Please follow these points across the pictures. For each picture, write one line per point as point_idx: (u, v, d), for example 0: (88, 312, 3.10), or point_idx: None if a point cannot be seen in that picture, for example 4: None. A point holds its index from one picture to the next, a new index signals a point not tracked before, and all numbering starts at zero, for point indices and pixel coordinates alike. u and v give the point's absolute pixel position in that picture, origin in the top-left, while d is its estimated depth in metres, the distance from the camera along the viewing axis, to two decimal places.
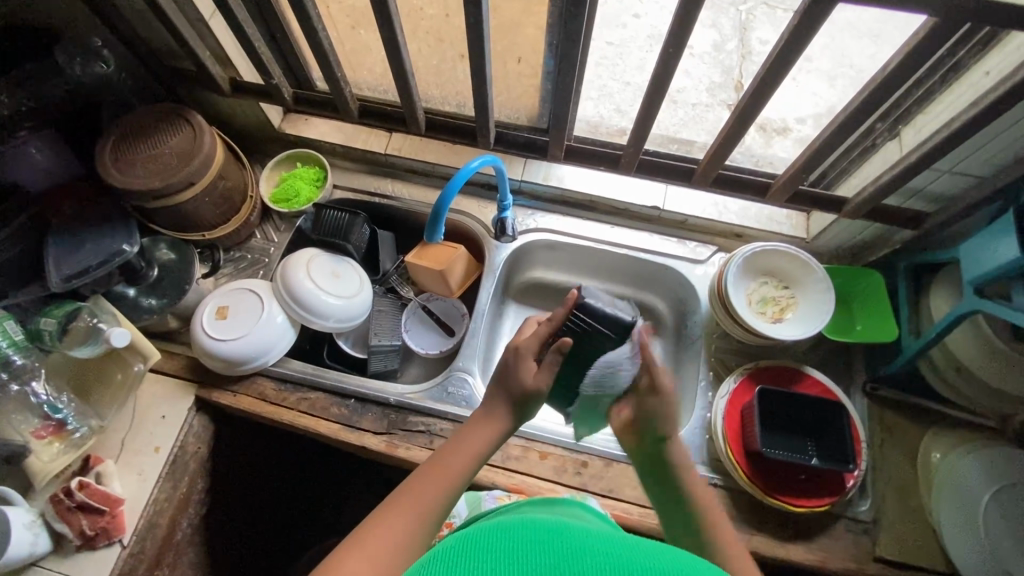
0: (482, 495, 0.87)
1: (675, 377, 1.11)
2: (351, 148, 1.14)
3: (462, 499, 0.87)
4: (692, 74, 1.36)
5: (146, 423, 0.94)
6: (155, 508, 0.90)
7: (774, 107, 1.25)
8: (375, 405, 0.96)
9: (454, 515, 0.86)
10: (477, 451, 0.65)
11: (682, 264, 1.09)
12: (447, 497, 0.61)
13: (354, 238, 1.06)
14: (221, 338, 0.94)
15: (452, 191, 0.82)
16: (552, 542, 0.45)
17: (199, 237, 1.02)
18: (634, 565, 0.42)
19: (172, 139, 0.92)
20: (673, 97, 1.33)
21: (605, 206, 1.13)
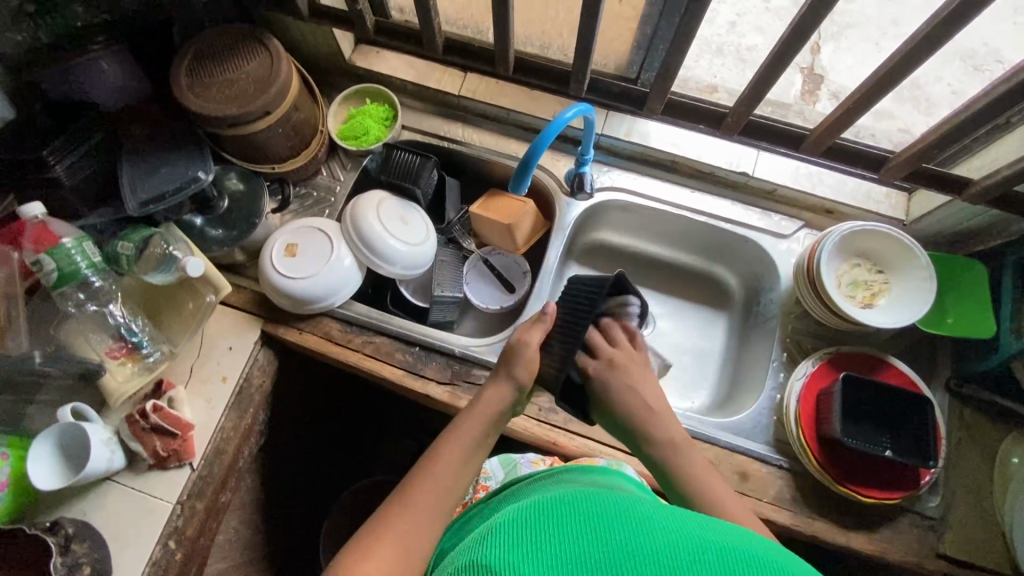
0: (518, 460, 0.92)
1: (740, 353, 1.08)
2: (422, 87, 1.09)
3: (497, 461, 0.92)
4: (768, 32, 1.14)
5: (214, 352, 0.94)
6: (222, 435, 0.92)
7: (847, 72, 1.13)
8: (439, 355, 0.95)
9: (490, 477, 0.90)
10: (498, 405, 0.73)
11: (765, 237, 1.03)
12: (480, 443, 0.70)
13: (423, 182, 1.03)
14: (290, 275, 0.93)
15: (547, 140, 0.78)
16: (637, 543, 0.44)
17: (269, 170, 0.99)
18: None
19: (250, 64, 0.88)
20: (740, 55, 1.16)
21: (687, 168, 1.06)
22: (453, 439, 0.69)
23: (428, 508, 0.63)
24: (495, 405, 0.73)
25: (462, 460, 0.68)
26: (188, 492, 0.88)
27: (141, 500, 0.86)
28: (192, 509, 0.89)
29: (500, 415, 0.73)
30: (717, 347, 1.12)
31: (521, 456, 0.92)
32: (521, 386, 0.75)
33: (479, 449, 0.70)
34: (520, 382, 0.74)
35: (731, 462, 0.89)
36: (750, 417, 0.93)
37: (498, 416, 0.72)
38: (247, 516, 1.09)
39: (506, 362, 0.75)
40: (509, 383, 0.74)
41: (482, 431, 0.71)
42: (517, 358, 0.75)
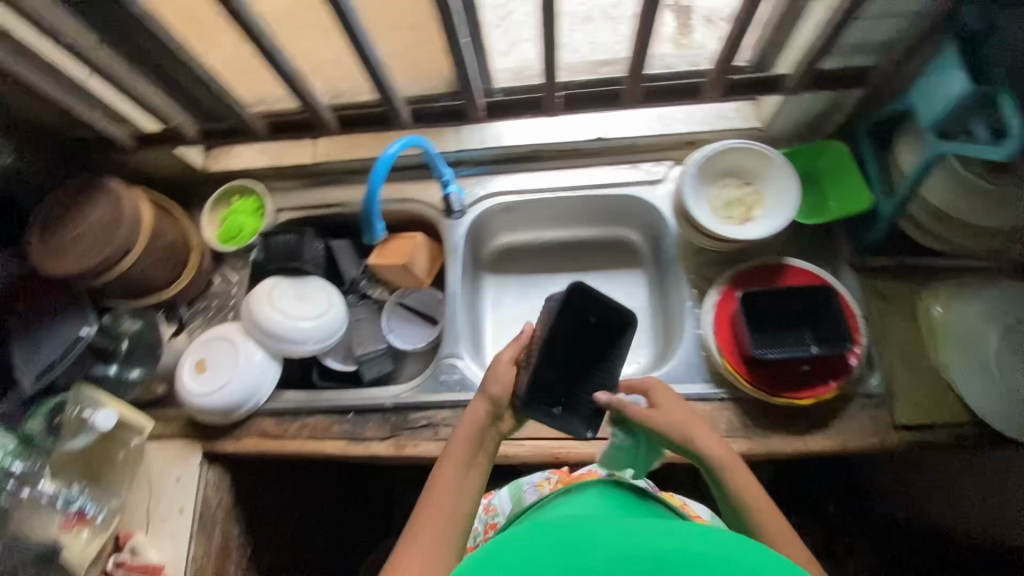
0: (523, 488, 0.92)
1: (665, 303, 1.10)
2: (281, 167, 1.11)
3: (505, 494, 0.93)
4: None
5: (164, 487, 0.95)
6: (197, 564, 0.92)
7: None
8: (374, 412, 0.96)
9: (498, 513, 0.91)
10: (481, 419, 0.76)
11: (642, 189, 1.05)
12: (474, 458, 0.74)
13: (307, 255, 1.05)
14: (207, 390, 0.94)
15: (377, 182, 0.79)
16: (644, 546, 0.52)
17: (158, 298, 1.00)
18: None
19: (96, 211, 0.89)
20: None
21: (549, 152, 1.08)
22: (450, 456, 0.74)
23: (439, 533, 0.66)
24: (480, 419, 0.76)
25: (462, 476, 0.72)
26: None
27: None
28: None
29: (486, 427, 0.76)
30: (643, 305, 1.14)
31: (525, 482, 0.92)
32: (496, 399, 0.77)
33: (478, 462, 0.74)
34: (493, 398, 0.77)
35: None
36: (682, 361, 0.94)
37: (485, 430, 0.76)
38: None
39: (482, 382, 0.79)
40: (483, 403, 0.77)
41: (473, 451, 0.74)
42: (493, 377, 0.78)
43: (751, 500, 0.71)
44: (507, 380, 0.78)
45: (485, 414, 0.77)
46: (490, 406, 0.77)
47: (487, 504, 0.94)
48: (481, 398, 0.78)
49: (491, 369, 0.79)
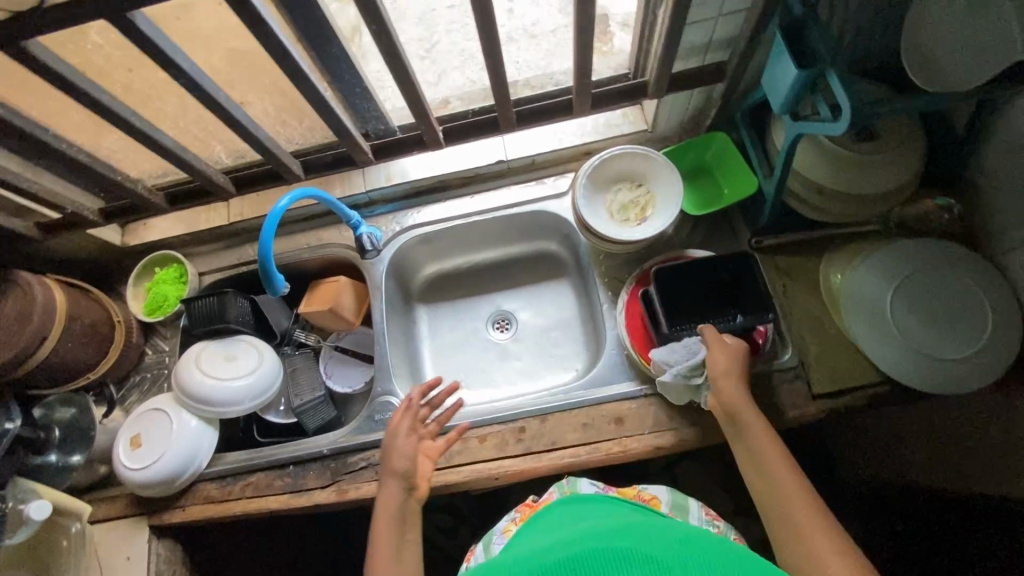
0: (492, 534, 0.92)
1: (591, 308, 1.13)
2: (198, 232, 1.13)
3: (478, 546, 0.92)
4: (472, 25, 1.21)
5: (115, 569, 0.95)
6: None
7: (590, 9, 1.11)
8: (313, 461, 0.97)
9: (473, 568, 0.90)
10: (398, 494, 0.83)
11: (548, 203, 1.09)
12: (402, 527, 0.80)
13: (232, 314, 1.05)
14: (142, 466, 0.94)
15: (269, 238, 0.81)
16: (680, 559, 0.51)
17: (88, 380, 1.01)
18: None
19: (6, 306, 0.90)
20: None
21: (456, 180, 1.11)
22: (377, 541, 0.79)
23: None
24: (393, 499, 0.82)
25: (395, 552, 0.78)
26: None
27: None
28: None
29: (402, 500, 0.82)
30: (573, 313, 1.16)
31: (493, 530, 0.91)
32: (407, 478, 0.84)
33: (407, 536, 0.80)
34: (401, 473, 0.84)
35: (603, 413, 0.92)
36: (605, 364, 0.97)
37: (401, 503, 0.82)
38: None
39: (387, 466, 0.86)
40: (394, 482, 0.84)
41: (396, 528, 0.80)
42: (393, 453, 0.86)
43: (788, 493, 0.70)
44: (406, 451, 0.87)
45: (397, 489, 0.83)
46: (400, 480, 0.84)
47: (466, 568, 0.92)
48: (389, 478, 0.84)
49: (390, 433, 0.89)
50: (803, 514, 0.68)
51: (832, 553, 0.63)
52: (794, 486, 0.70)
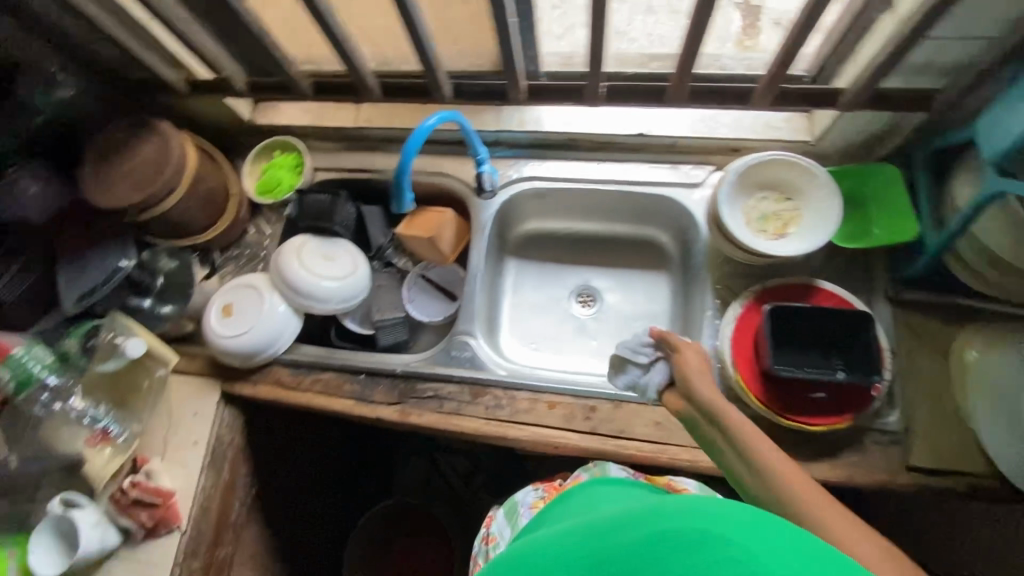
0: (518, 503, 0.92)
1: (686, 309, 1.09)
2: (323, 127, 1.13)
3: (503, 513, 0.93)
4: None
5: (182, 420, 1.00)
6: (204, 496, 0.98)
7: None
8: (384, 377, 0.99)
9: (497, 541, 0.90)
10: None
11: (678, 190, 1.03)
12: None
13: (339, 217, 1.06)
14: (230, 334, 0.98)
15: (410, 154, 0.80)
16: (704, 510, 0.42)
17: (196, 241, 1.04)
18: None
19: (144, 150, 0.93)
20: None
21: (588, 142, 1.06)
22: None
23: None
24: None
25: None
26: (182, 554, 0.94)
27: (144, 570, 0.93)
28: (189, 569, 0.95)
29: None
30: (663, 308, 1.12)
31: (519, 499, 0.92)
32: None
33: None
34: None
35: (679, 419, 0.89)
36: None
37: None
38: (259, 564, 1.15)
39: None
40: None
41: None
42: None
43: (783, 479, 0.58)
44: None
45: None
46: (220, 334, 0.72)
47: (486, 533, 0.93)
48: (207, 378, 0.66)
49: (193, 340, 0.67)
50: (806, 500, 0.55)
51: (860, 539, 0.51)
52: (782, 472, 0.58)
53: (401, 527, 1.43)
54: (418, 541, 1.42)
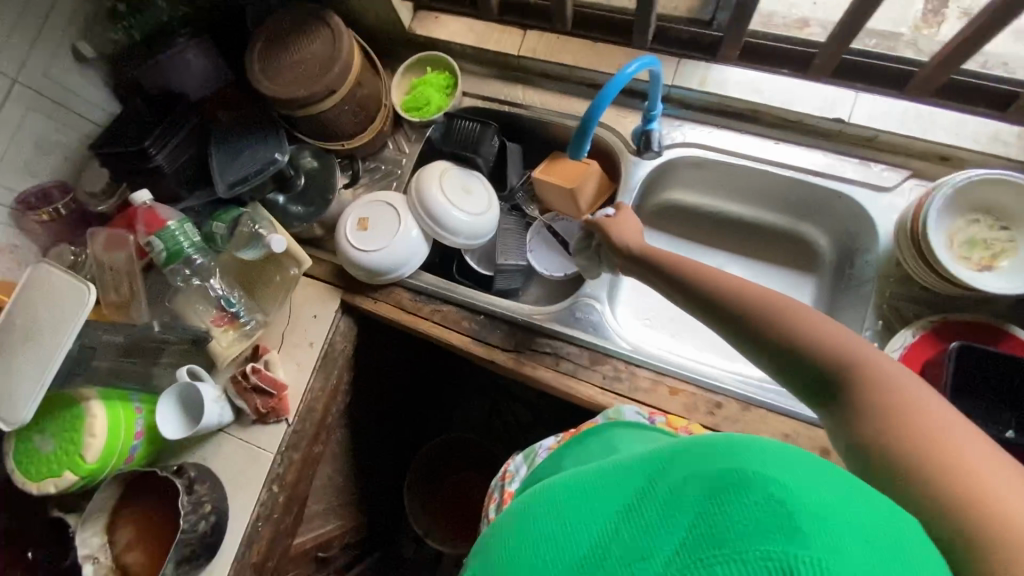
0: (537, 447, 0.79)
1: (827, 319, 1.00)
2: (482, 50, 1.06)
3: (518, 458, 0.80)
4: None
5: (301, 320, 1.03)
6: (312, 395, 1.01)
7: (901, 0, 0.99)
8: (503, 323, 0.97)
9: (514, 481, 0.77)
10: None
11: (861, 190, 0.92)
12: None
13: (484, 150, 1.03)
14: (362, 249, 0.98)
15: (606, 100, 0.74)
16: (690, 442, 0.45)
17: (339, 147, 1.03)
18: (866, 515, 0.33)
19: (314, 44, 0.90)
20: None
21: (771, 118, 0.96)
22: None
23: None
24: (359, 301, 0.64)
25: None
26: (286, 444, 0.99)
27: (250, 451, 0.99)
28: (290, 458, 1.00)
29: None
30: None
31: (540, 441, 0.80)
32: None
33: None
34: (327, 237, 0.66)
35: (812, 437, 0.84)
36: None
37: None
38: (339, 465, 1.21)
39: None
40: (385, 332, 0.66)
41: None
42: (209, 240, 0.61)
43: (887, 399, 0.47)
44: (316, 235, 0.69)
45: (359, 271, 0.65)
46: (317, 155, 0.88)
47: (502, 473, 0.80)
48: None
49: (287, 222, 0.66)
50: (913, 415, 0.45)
51: (985, 475, 0.40)
52: (876, 379, 0.49)
53: (461, 455, 1.48)
54: (474, 477, 1.46)
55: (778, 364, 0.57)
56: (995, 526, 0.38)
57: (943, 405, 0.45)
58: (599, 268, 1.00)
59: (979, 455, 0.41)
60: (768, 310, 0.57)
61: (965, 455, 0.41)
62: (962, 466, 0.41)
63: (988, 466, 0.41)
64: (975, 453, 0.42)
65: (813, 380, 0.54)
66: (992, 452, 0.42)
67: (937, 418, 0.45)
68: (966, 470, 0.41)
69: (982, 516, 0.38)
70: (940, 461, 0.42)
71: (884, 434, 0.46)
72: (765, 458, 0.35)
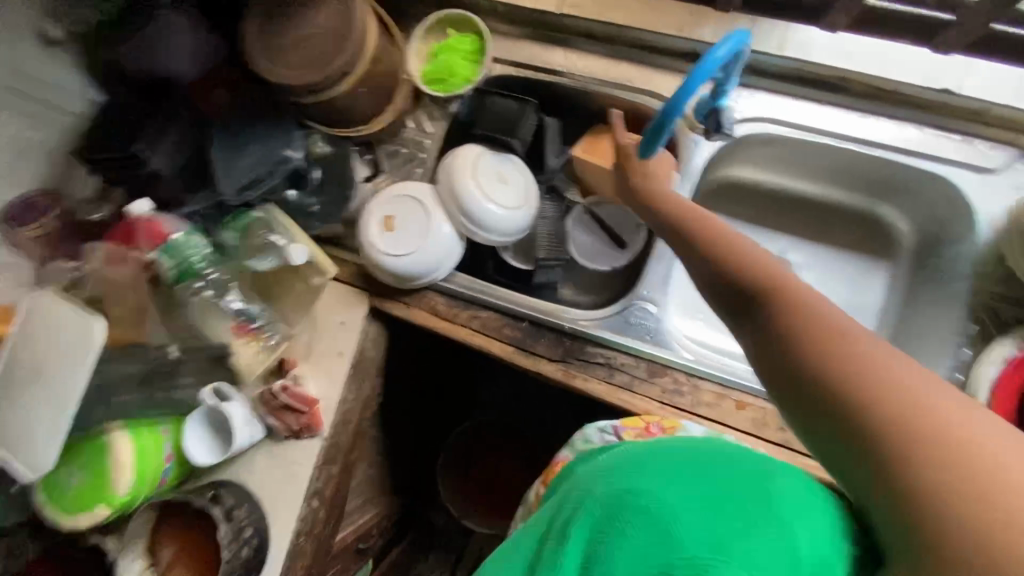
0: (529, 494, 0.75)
1: (905, 314, 0.90)
2: (515, 8, 0.91)
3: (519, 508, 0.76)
4: None
5: (327, 328, 0.94)
6: (345, 407, 0.94)
7: None
8: (550, 330, 0.89)
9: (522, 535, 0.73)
10: None
11: (963, 172, 0.80)
12: None
13: (522, 131, 0.90)
14: (390, 252, 0.87)
15: (688, 91, 0.61)
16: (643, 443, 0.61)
17: (353, 133, 0.90)
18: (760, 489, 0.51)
19: (322, 19, 0.75)
20: None
21: (862, 87, 0.82)
22: None
23: None
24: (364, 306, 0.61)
25: None
26: (323, 458, 0.93)
27: (285, 467, 0.93)
28: (327, 473, 0.95)
29: None
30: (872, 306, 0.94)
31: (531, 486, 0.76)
32: None
33: None
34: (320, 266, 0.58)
35: None
36: None
37: None
38: (372, 464, 1.17)
39: None
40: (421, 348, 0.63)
41: None
42: None
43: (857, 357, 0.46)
44: None
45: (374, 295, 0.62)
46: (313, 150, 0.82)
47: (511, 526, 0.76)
48: None
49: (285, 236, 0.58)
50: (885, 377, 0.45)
51: (964, 438, 0.42)
52: (839, 332, 0.48)
53: (492, 441, 1.44)
54: (505, 460, 1.43)
55: (742, 318, 0.55)
56: (994, 484, 0.40)
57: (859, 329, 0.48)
58: (654, 264, 0.91)
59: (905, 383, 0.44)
60: (720, 255, 0.58)
61: (904, 386, 0.44)
62: (943, 434, 0.42)
63: (928, 393, 0.44)
64: (905, 374, 0.44)
65: (740, 308, 0.55)
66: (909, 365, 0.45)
67: (918, 379, 0.44)
68: (911, 406, 0.43)
69: (934, 450, 0.42)
70: (889, 402, 0.44)
71: (816, 379, 0.47)
72: (637, 475, 0.51)
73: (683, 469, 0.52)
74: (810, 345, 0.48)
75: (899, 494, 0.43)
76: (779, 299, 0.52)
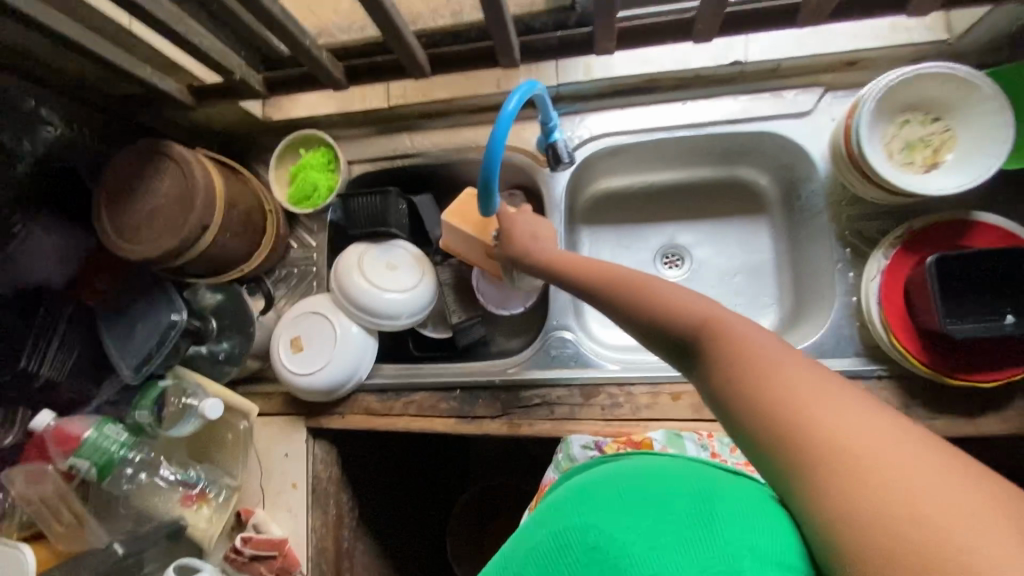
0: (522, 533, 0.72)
1: (795, 256, 0.96)
2: (350, 115, 0.96)
3: None
4: None
5: (274, 463, 0.93)
6: (317, 535, 0.91)
7: None
8: (482, 390, 0.90)
9: None
10: None
11: (781, 123, 0.88)
12: None
13: (393, 218, 0.95)
14: (305, 373, 0.89)
15: (497, 152, 0.64)
16: (616, 466, 0.54)
17: (240, 274, 0.92)
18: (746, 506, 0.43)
19: (164, 185, 0.79)
20: None
21: (668, 82, 0.90)
22: None
23: None
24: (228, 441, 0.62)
25: None
26: None
27: None
28: None
29: None
30: (767, 258, 1.00)
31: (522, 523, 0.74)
32: None
33: None
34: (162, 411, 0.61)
35: None
36: (831, 333, 0.83)
37: None
38: None
39: None
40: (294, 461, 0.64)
41: None
42: None
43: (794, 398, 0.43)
44: None
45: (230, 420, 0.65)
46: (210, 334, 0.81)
47: None
48: None
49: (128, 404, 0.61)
50: (828, 419, 0.41)
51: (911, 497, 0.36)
52: (780, 371, 0.45)
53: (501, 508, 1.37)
54: None
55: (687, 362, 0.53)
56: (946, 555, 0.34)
57: (797, 365, 0.45)
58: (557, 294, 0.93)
59: (836, 413, 0.41)
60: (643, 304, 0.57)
61: (834, 420, 0.40)
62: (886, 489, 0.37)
63: (878, 449, 0.38)
64: (851, 423, 0.40)
65: (682, 353, 0.54)
66: (850, 399, 0.42)
67: (864, 431, 0.39)
68: (824, 441, 0.40)
69: (840, 480, 0.38)
70: (811, 435, 0.41)
71: (748, 418, 0.45)
72: (589, 509, 0.44)
73: (640, 493, 0.45)
74: (737, 379, 0.46)
75: (820, 525, 0.39)
76: (714, 337, 0.50)
